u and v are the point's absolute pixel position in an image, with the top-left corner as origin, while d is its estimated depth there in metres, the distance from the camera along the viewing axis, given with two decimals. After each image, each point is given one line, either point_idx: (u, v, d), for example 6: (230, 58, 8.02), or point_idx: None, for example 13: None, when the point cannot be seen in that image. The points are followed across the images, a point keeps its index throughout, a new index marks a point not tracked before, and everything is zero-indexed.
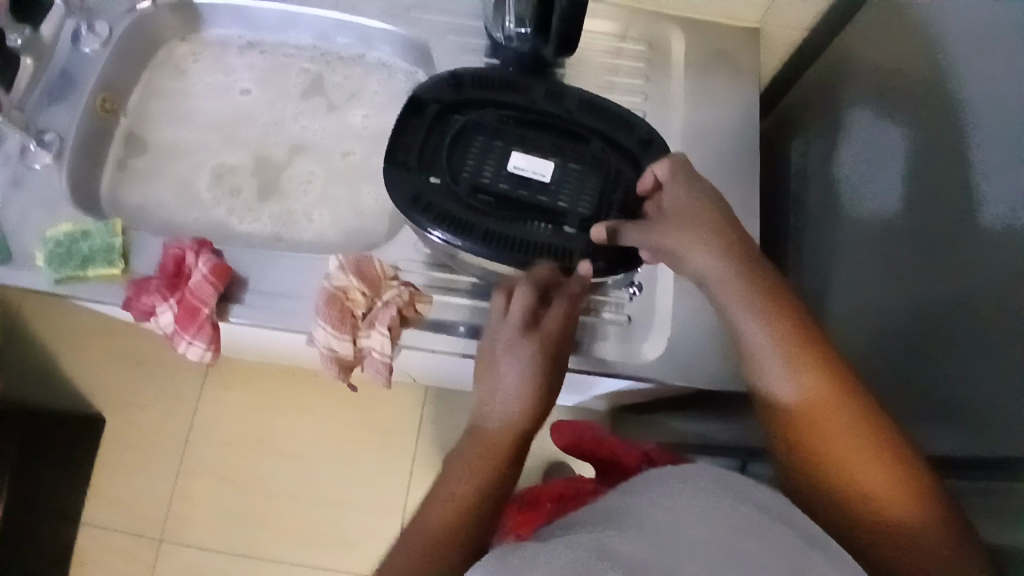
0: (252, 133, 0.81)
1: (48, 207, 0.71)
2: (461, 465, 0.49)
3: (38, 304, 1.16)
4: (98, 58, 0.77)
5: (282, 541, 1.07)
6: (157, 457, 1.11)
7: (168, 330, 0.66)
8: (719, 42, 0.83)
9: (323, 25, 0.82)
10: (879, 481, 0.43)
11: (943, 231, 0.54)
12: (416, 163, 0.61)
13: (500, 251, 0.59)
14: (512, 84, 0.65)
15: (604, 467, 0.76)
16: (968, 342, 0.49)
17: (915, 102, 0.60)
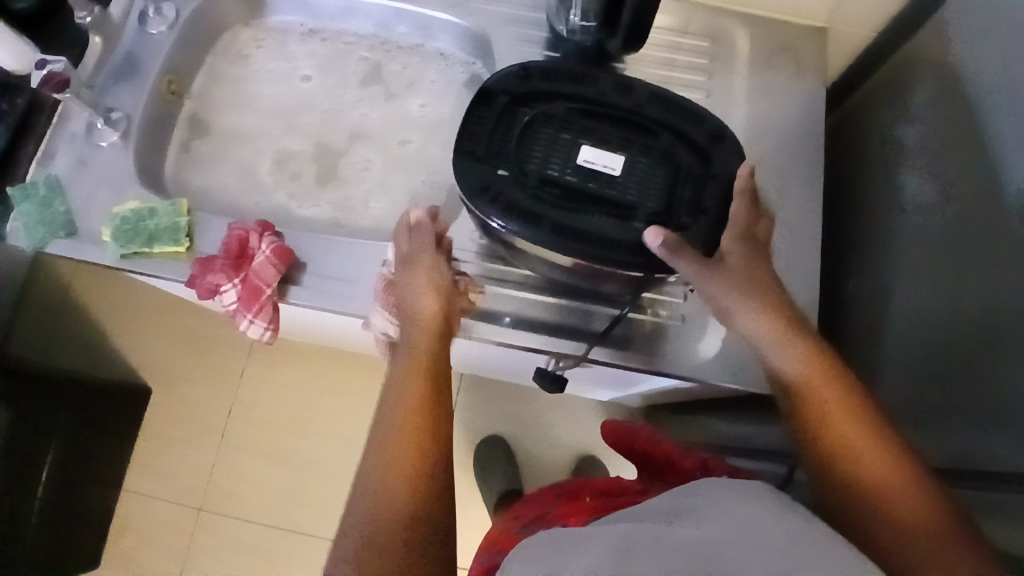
0: (311, 119, 0.82)
1: (115, 184, 0.73)
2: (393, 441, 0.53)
3: (91, 280, 1.19)
4: (164, 41, 0.78)
5: (317, 520, 1.09)
6: (198, 432, 1.13)
7: (230, 309, 0.68)
8: (782, 41, 0.81)
9: (384, 13, 0.82)
10: (880, 478, 0.49)
11: (1005, 238, 0.53)
12: (486, 153, 0.61)
13: (567, 243, 0.59)
14: (581, 76, 0.65)
15: (653, 469, 0.75)
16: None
17: (985, 107, 0.59)
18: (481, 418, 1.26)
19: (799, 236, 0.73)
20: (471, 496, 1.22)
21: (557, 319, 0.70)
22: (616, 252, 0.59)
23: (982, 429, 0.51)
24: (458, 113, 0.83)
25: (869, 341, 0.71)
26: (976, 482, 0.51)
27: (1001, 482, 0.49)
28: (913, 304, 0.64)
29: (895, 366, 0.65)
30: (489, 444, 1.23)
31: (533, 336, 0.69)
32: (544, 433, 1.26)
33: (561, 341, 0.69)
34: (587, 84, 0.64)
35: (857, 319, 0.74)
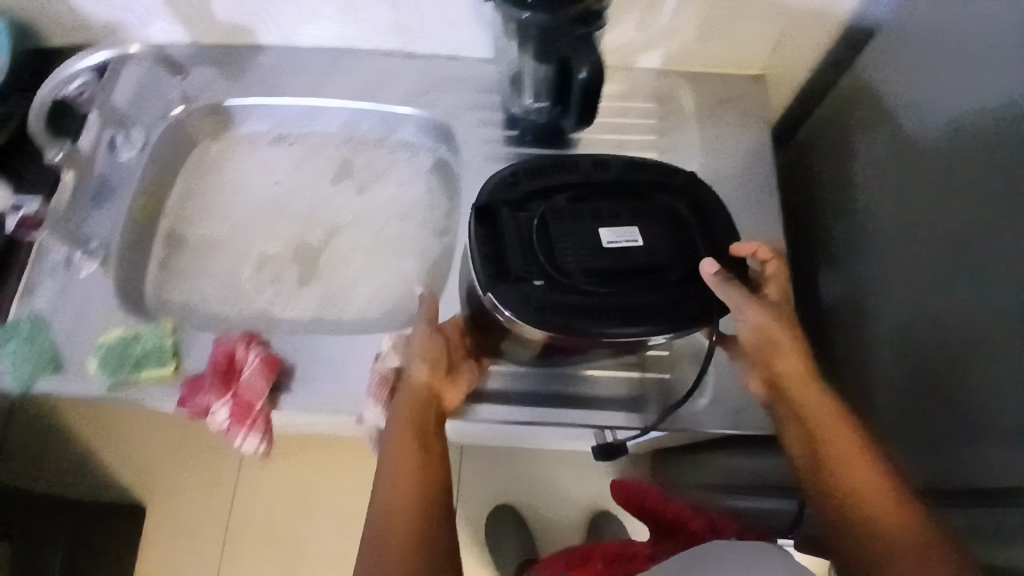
0: (286, 222, 0.84)
1: (97, 312, 0.73)
2: (390, 526, 0.54)
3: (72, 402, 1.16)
4: (136, 165, 0.80)
5: None
6: (201, 539, 1.11)
7: (224, 426, 0.67)
8: (726, 93, 0.86)
9: (348, 114, 0.85)
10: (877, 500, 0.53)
11: (956, 266, 0.56)
12: (516, 267, 0.56)
13: (639, 326, 0.55)
14: (560, 164, 0.63)
15: (662, 529, 0.75)
16: (1001, 378, 0.50)
17: (920, 142, 0.63)
18: (486, 487, 1.24)
19: None
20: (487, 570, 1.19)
21: (545, 389, 0.71)
22: (682, 321, 0.56)
23: (968, 452, 0.53)
24: (428, 198, 0.85)
25: (852, 370, 0.73)
26: (968, 504, 0.52)
27: (992, 503, 0.50)
28: (886, 331, 0.67)
29: (880, 394, 0.67)
30: (498, 513, 1.21)
31: (524, 410, 0.70)
32: (552, 493, 1.24)
33: (555, 411, 0.70)
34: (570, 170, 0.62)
35: (837, 350, 0.76)
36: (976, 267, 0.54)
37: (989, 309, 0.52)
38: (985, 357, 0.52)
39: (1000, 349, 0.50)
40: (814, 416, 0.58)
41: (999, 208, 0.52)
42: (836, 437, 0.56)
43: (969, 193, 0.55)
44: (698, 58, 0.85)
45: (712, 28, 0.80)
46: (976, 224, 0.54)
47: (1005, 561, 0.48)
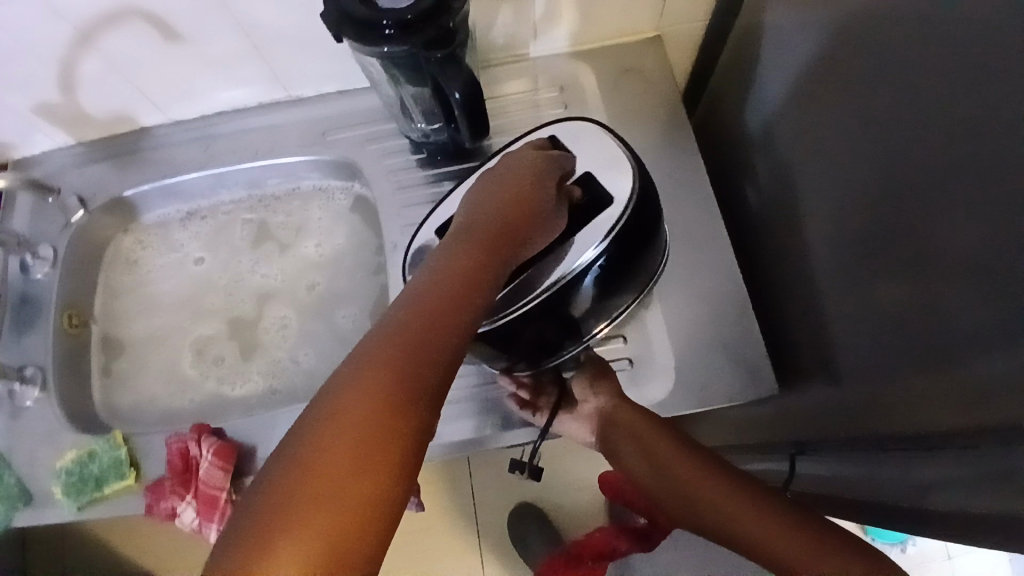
0: (217, 300, 0.83)
1: (50, 439, 0.72)
2: (382, 333, 0.42)
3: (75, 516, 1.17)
4: (53, 281, 0.79)
5: None
6: None
7: (195, 525, 0.68)
8: (625, 62, 0.83)
9: (252, 174, 0.83)
10: (755, 527, 0.57)
11: (880, 212, 0.55)
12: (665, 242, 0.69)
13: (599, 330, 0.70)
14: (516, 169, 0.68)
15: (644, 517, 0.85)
16: (943, 327, 0.49)
17: (825, 76, 0.59)
18: (498, 491, 1.25)
19: (702, 248, 0.76)
20: (519, 568, 1.21)
21: (507, 410, 0.71)
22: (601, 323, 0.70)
23: (924, 390, 0.52)
24: (353, 239, 0.84)
25: (806, 320, 0.71)
26: (937, 444, 0.50)
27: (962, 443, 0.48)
28: (830, 277, 0.65)
29: (833, 343, 0.66)
30: (517, 514, 1.22)
31: (489, 435, 0.71)
32: (566, 483, 1.25)
33: (517, 429, 0.71)
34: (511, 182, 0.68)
35: (787, 300, 0.75)
36: (900, 210, 0.52)
37: (920, 257, 0.50)
38: (925, 308, 0.50)
39: (931, 296, 0.50)
40: (652, 443, 0.66)
41: (908, 152, 0.50)
42: (691, 476, 0.64)
43: (877, 139, 0.54)
44: (588, 32, 0.81)
45: (592, 3, 0.77)
46: (892, 168, 0.52)
47: (977, 512, 0.46)
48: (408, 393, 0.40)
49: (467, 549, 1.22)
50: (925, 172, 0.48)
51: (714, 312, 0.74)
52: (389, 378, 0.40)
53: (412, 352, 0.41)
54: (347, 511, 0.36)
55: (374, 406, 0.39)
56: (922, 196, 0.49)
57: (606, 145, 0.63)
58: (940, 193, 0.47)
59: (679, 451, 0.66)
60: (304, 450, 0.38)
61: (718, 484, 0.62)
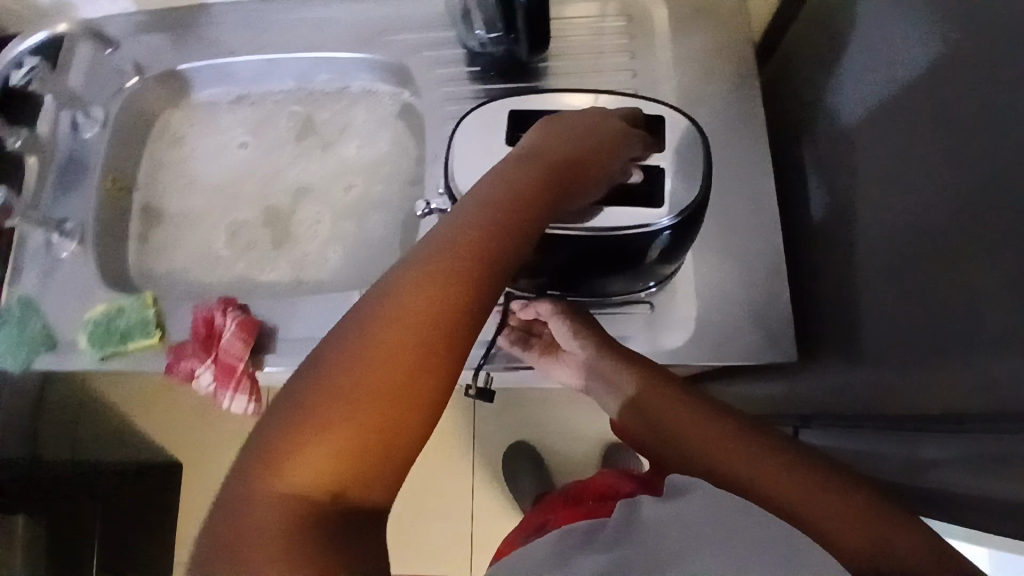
0: (255, 187, 0.83)
1: (82, 292, 0.75)
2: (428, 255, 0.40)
3: (133, 391, 1.37)
4: (100, 142, 0.80)
5: None
6: None
7: (210, 389, 0.69)
8: (698, 3, 0.80)
9: (303, 66, 0.83)
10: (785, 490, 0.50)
11: (941, 174, 0.52)
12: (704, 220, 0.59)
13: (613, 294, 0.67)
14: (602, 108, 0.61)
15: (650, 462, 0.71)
16: (981, 288, 0.47)
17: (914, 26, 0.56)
18: (499, 428, 1.28)
19: (748, 202, 0.74)
20: (508, 504, 1.24)
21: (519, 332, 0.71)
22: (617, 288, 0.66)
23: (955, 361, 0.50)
24: (395, 146, 0.83)
25: (841, 287, 0.69)
26: (964, 422, 0.48)
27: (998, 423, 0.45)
28: (874, 241, 0.62)
29: (862, 311, 0.64)
30: (512, 450, 1.24)
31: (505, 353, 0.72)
32: (566, 432, 1.27)
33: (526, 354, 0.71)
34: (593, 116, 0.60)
35: (825, 267, 0.73)
36: (968, 172, 0.49)
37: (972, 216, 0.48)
38: (966, 270, 0.49)
39: (976, 256, 0.48)
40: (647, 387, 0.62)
41: (983, 104, 0.48)
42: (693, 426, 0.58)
43: (951, 90, 0.51)
44: None
45: None
46: (960, 122, 0.50)
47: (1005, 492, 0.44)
48: (447, 329, 0.38)
49: (460, 477, 1.26)
50: (1000, 128, 0.46)
51: (748, 266, 0.72)
52: (435, 310, 0.38)
53: (454, 292, 0.39)
54: (363, 430, 0.35)
55: (419, 333, 0.38)
56: (987, 151, 0.47)
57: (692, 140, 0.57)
58: (1012, 151, 0.44)
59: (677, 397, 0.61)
60: (337, 366, 0.37)
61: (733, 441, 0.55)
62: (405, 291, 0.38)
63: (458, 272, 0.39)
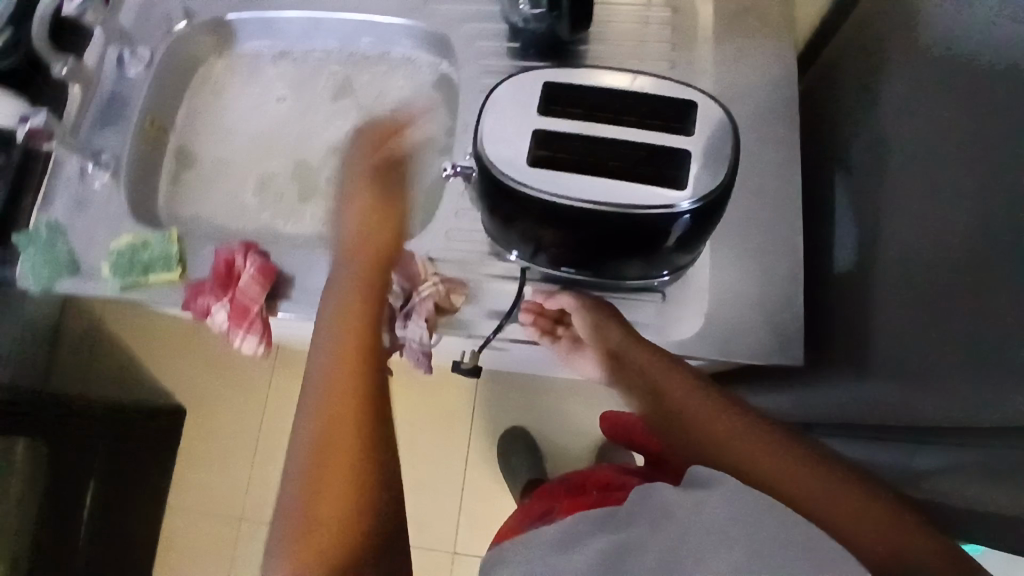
0: (288, 141, 0.84)
1: (110, 223, 0.76)
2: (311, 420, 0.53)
3: (145, 333, 1.40)
4: (143, 80, 0.82)
5: None
6: (235, 453, 1.36)
7: (223, 328, 0.71)
8: (745, 3, 0.80)
9: (348, 27, 0.84)
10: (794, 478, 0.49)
11: (972, 185, 0.52)
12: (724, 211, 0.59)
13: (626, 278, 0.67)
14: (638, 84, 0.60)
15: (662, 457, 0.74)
16: (999, 304, 0.47)
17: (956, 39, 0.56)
18: (499, 412, 1.28)
19: (774, 204, 0.74)
20: (499, 490, 1.24)
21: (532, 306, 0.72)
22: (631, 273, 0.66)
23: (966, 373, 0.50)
24: (428, 115, 0.84)
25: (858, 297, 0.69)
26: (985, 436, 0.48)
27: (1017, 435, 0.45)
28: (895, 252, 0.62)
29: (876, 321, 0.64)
30: (510, 437, 1.24)
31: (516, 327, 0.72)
32: (565, 424, 1.27)
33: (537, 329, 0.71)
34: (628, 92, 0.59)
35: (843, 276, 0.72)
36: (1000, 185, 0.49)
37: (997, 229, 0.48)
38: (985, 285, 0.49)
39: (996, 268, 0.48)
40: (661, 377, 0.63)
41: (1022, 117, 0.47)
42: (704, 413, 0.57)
43: (991, 103, 0.51)
44: None
45: None
46: (995, 135, 0.50)
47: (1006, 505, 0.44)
48: (356, 535, 0.48)
49: (455, 457, 1.27)
50: None
51: (767, 268, 0.72)
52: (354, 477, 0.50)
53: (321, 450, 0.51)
54: (332, 526, 0.48)
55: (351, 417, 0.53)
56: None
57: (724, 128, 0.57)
58: None
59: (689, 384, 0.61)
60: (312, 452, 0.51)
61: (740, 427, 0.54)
62: (291, 507, 0.49)
63: (350, 441, 0.51)
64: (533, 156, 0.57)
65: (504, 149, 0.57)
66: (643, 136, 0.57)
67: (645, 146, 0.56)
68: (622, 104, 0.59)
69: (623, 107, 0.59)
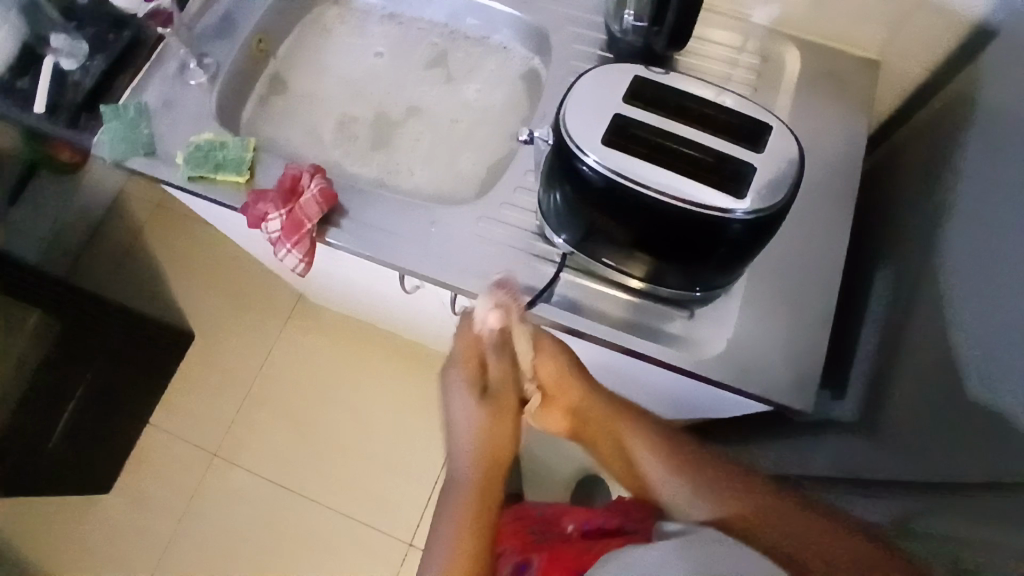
0: (376, 91, 0.89)
1: (195, 118, 0.80)
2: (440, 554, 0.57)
3: (180, 253, 1.46)
4: (261, 4, 0.87)
5: (299, 473, 1.30)
6: (228, 390, 1.36)
7: (273, 237, 0.74)
8: (832, 70, 0.84)
9: (458, 5, 0.90)
10: (811, 536, 0.51)
11: (1007, 263, 0.54)
12: (772, 235, 0.61)
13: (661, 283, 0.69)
14: (720, 99, 0.63)
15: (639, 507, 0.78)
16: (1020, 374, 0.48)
17: (1006, 133, 0.60)
18: None
19: (820, 258, 0.75)
20: None
21: (563, 290, 0.73)
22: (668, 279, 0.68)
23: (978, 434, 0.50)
24: (509, 101, 0.88)
25: (885, 362, 0.69)
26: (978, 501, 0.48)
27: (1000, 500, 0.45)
28: (927, 322, 0.63)
29: (897, 387, 0.65)
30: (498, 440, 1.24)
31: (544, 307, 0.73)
32: (554, 443, 1.26)
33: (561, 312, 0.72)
34: (708, 103, 0.62)
35: (871, 343, 0.74)
36: None
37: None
38: (1013, 346, 0.50)
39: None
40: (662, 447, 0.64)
41: None
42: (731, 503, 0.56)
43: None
44: (815, 24, 0.84)
45: None
46: None
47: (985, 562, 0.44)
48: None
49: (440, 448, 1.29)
50: None
51: (798, 312, 0.73)
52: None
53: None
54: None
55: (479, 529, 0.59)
56: None
57: (792, 157, 0.59)
58: None
59: (682, 448, 0.64)
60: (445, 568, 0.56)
61: (752, 498, 0.56)
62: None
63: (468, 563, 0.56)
64: (608, 138, 0.60)
65: (582, 126, 0.60)
66: (714, 145, 0.60)
67: (714, 154, 0.59)
68: (701, 114, 0.62)
69: (702, 116, 0.62)
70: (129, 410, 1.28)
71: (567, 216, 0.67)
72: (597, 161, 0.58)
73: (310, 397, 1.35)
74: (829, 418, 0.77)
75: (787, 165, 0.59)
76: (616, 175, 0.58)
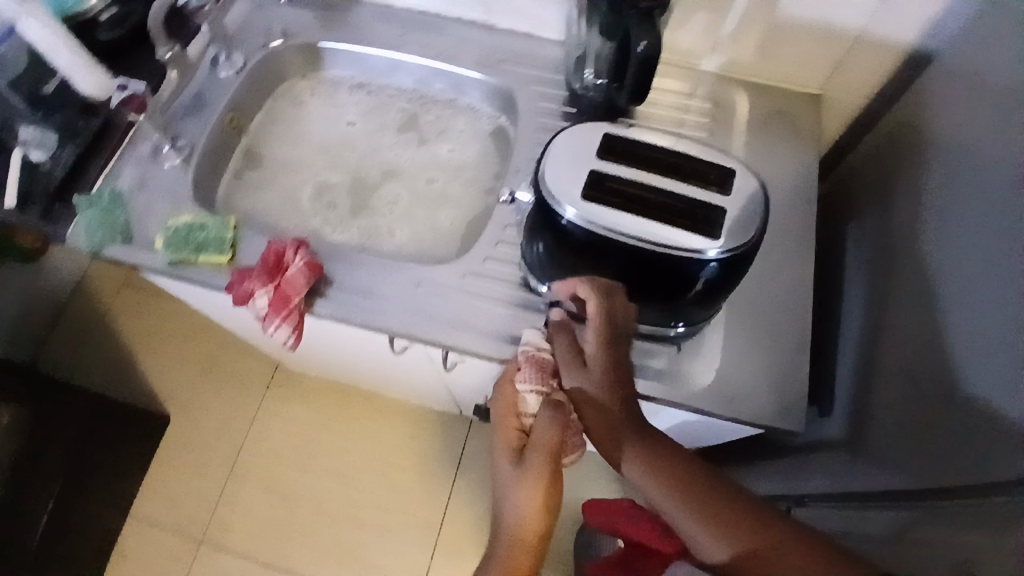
0: (351, 157, 0.91)
1: (171, 200, 0.80)
2: None
3: (151, 329, 1.43)
4: (232, 82, 0.89)
5: (290, 548, 1.25)
6: (210, 466, 1.32)
7: (261, 314, 0.74)
8: (781, 107, 0.90)
9: (425, 72, 0.93)
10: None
11: (961, 286, 0.58)
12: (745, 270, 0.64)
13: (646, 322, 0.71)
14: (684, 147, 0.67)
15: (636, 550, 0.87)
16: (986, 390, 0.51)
17: (943, 166, 0.65)
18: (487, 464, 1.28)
19: (792, 284, 0.79)
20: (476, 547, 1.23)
21: None
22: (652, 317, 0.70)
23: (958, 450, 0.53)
24: (481, 157, 0.91)
25: (862, 381, 0.73)
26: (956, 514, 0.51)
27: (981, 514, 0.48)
28: (894, 342, 0.67)
29: (877, 404, 0.68)
30: None
31: None
32: None
33: None
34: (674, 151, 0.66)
35: (847, 361, 0.77)
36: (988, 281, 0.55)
37: (990, 305, 0.53)
38: (978, 356, 0.53)
39: (989, 340, 0.52)
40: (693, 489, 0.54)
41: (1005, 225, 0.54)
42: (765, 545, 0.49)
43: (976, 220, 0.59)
44: (762, 66, 0.90)
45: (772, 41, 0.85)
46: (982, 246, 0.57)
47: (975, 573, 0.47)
48: None
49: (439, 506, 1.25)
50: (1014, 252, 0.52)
51: (777, 338, 0.76)
52: None
53: None
54: None
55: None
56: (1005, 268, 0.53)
57: (756, 196, 0.63)
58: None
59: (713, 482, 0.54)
60: None
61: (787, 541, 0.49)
62: None
63: None
64: (586, 191, 0.63)
65: (560, 182, 0.63)
66: (684, 191, 0.63)
67: (685, 199, 0.63)
68: (668, 162, 0.66)
69: (670, 165, 0.66)
70: (105, 503, 1.21)
71: (549, 265, 0.69)
72: (579, 214, 0.61)
73: (297, 465, 1.31)
74: (817, 437, 0.80)
75: (753, 204, 0.62)
76: (598, 226, 0.60)
